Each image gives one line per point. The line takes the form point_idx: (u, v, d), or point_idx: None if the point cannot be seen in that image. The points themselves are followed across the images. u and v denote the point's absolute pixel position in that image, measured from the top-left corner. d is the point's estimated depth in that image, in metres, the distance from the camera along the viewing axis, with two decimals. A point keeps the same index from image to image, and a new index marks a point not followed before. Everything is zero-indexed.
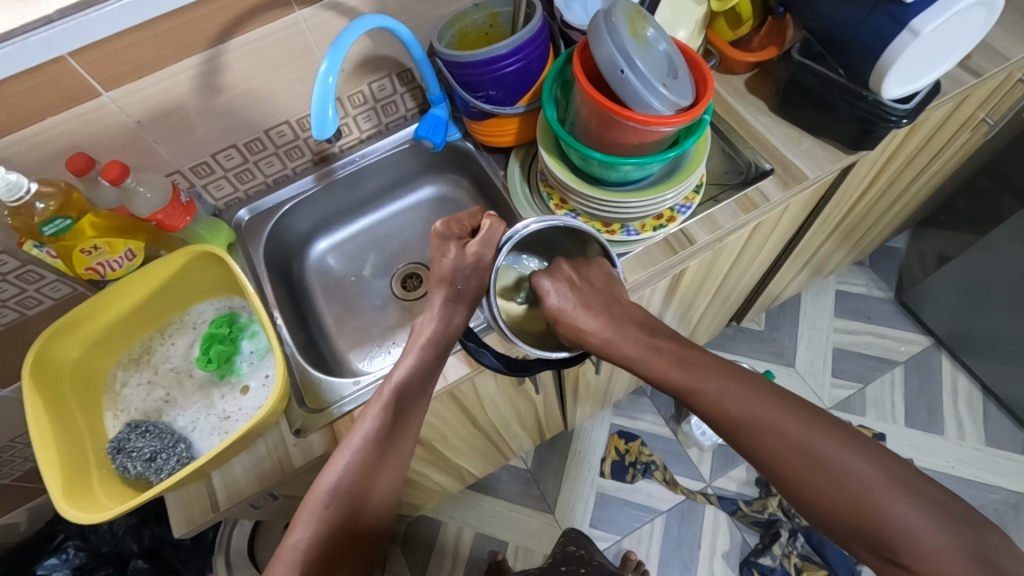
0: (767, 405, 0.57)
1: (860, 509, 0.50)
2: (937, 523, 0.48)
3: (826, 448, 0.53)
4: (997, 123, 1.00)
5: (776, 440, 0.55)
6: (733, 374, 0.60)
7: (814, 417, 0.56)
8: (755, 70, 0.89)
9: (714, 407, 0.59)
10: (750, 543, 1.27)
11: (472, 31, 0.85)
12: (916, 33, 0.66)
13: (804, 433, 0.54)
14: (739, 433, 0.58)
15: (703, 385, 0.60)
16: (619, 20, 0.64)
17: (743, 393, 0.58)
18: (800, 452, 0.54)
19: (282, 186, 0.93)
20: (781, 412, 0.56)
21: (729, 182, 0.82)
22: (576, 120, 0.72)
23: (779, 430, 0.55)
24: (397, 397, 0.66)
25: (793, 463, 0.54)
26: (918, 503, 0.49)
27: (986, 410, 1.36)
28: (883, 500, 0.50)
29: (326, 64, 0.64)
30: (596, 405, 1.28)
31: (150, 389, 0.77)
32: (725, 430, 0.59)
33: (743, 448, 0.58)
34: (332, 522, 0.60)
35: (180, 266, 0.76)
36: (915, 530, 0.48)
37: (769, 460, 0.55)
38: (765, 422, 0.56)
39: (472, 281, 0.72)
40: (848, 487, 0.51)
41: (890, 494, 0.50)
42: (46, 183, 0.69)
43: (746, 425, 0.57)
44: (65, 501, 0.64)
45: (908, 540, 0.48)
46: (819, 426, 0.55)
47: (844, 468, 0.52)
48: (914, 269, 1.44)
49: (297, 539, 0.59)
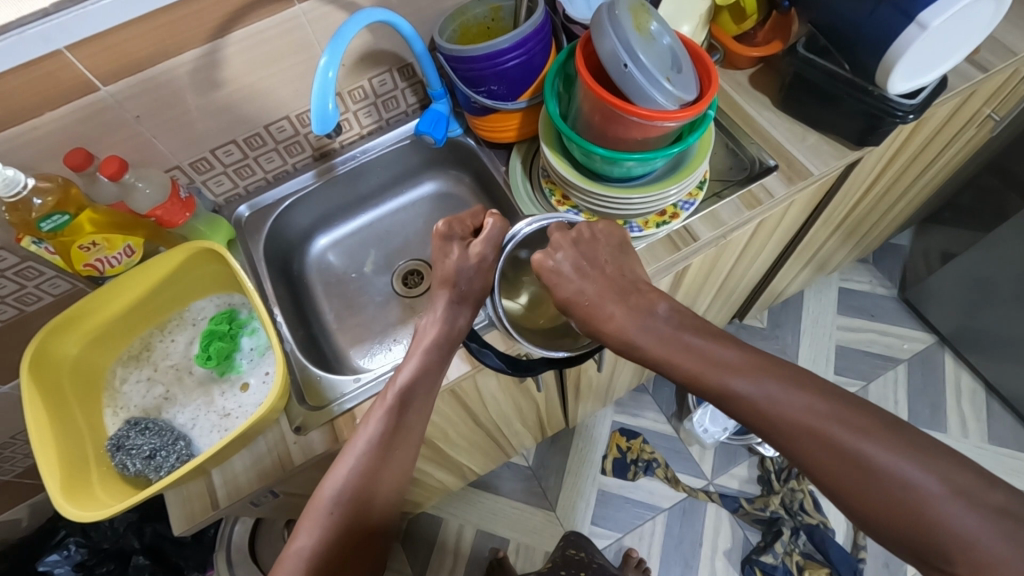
0: (805, 405, 0.53)
1: (913, 518, 0.47)
2: (1004, 534, 0.45)
3: (873, 453, 0.49)
4: (1003, 119, 0.99)
5: (817, 444, 0.52)
6: (774, 372, 0.56)
7: (859, 417, 0.52)
8: (759, 65, 0.88)
9: (751, 411, 0.55)
10: (753, 542, 1.27)
11: (474, 25, 0.84)
12: (923, 27, 0.65)
13: (850, 436, 0.51)
14: (773, 432, 0.54)
15: (735, 387, 0.56)
16: (622, 13, 0.63)
17: (782, 393, 0.54)
18: (844, 457, 0.50)
19: (282, 182, 0.93)
20: (822, 411, 0.52)
21: (733, 178, 0.82)
22: (578, 115, 0.71)
23: (821, 433, 0.52)
24: (401, 398, 0.65)
25: (837, 469, 0.51)
26: (979, 513, 0.46)
27: (989, 408, 1.36)
28: (939, 509, 0.46)
29: (325, 58, 0.63)
30: (598, 402, 1.28)
31: (149, 385, 0.77)
32: (756, 427, 0.56)
33: (782, 444, 0.54)
34: (335, 528, 0.59)
35: (180, 262, 0.75)
36: (977, 542, 0.45)
37: (810, 463, 0.52)
38: (805, 423, 0.52)
39: (475, 283, 0.70)
40: (898, 495, 0.48)
41: (949, 502, 0.46)
42: (44, 178, 0.69)
43: (784, 428, 0.53)
44: (63, 498, 0.64)
45: (968, 554, 0.45)
46: (866, 428, 0.51)
47: (894, 475, 0.48)
48: (917, 266, 1.43)
49: (300, 546, 0.58)
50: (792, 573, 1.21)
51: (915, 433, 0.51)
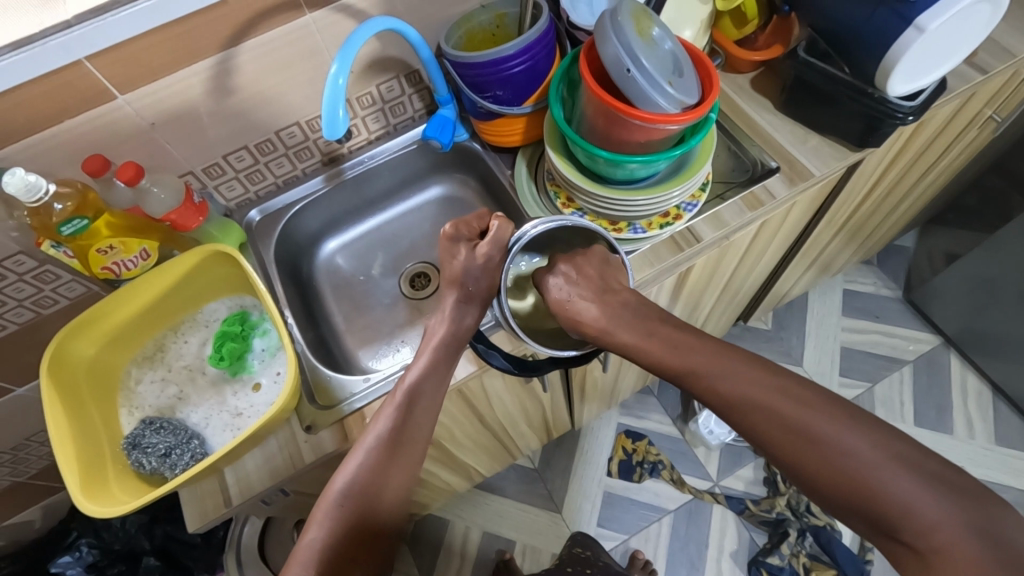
0: (759, 386, 0.58)
1: (858, 487, 0.52)
2: (940, 499, 0.50)
3: (822, 427, 0.54)
4: (1005, 119, 1.00)
5: (771, 420, 0.57)
6: (734, 355, 0.62)
7: (806, 396, 0.57)
8: (760, 69, 0.89)
9: (706, 387, 0.61)
10: (758, 543, 1.27)
11: (479, 32, 0.86)
12: (921, 30, 0.66)
13: (802, 412, 0.56)
14: (733, 412, 0.59)
15: (698, 368, 0.62)
16: (624, 19, 0.65)
17: (735, 374, 0.60)
18: (797, 433, 0.55)
19: (292, 186, 0.94)
20: (774, 394, 0.57)
21: (735, 180, 0.83)
22: (582, 119, 0.73)
23: (773, 406, 0.57)
24: (409, 398, 0.66)
25: (789, 443, 0.55)
26: (917, 480, 0.51)
27: (996, 409, 1.36)
28: (881, 478, 0.51)
29: (336, 65, 0.65)
30: (603, 404, 1.29)
31: (163, 385, 0.79)
32: (719, 409, 0.61)
33: (739, 425, 0.59)
34: (344, 520, 0.60)
35: (193, 265, 0.77)
36: (915, 507, 0.50)
37: (765, 440, 0.57)
38: (757, 403, 0.58)
39: (483, 282, 0.71)
40: (844, 465, 0.52)
41: (887, 470, 0.51)
42: (64, 183, 0.70)
43: (739, 407, 0.59)
44: (82, 496, 0.65)
45: (909, 517, 0.50)
46: (817, 406, 0.56)
47: (842, 447, 0.53)
48: (922, 266, 1.43)
49: (312, 539, 0.59)
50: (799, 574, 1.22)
51: (856, 411, 0.56)
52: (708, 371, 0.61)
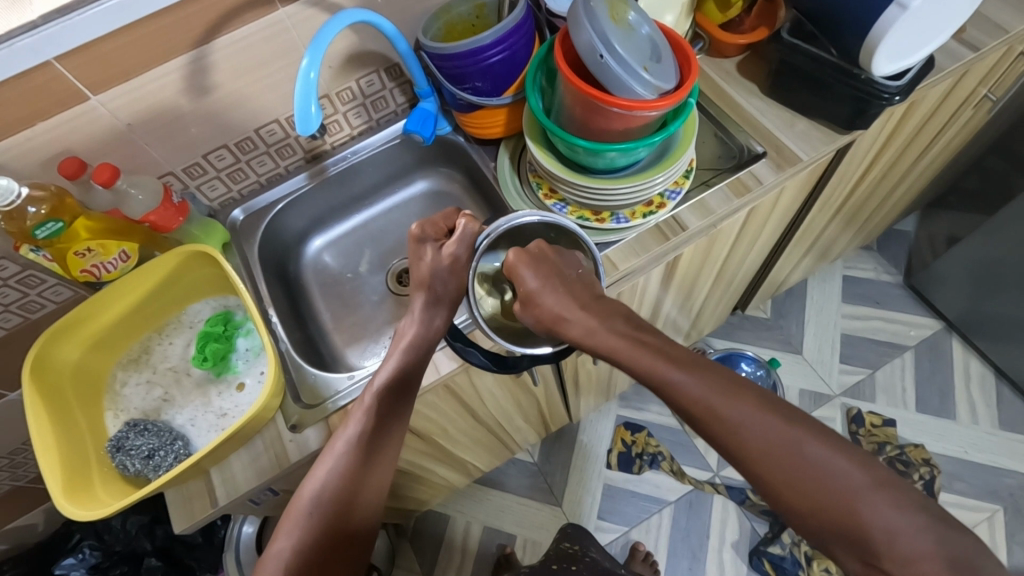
0: (747, 404, 0.56)
1: (841, 511, 0.51)
2: (919, 525, 0.50)
3: (809, 447, 0.53)
4: (1000, 98, 0.99)
5: (758, 437, 0.55)
6: (715, 372, 0.59)
7: (795, 414, 0.56)
8: (746, 52, 0.88)
9: (691, 402, 0.58)
10: (761, 532, 1.26)
11: (459, 23, 0.85)
12: (904, 7, 0.65)
13: (788, 432, 0.54)
14: (717, 427, 0.57)
15: (677, 383, 0.59)
16: (598, 4, 0.63)
17: (721, 391, 0.57)
18: (784, 453, 0.54)
19: (274, 185, 0.94)
20: (762, 412, 0.56)
21: (723, 167, 0.81)
22: (561, 108, 0.71)
23: (760, 425, 0.55)
24: (378, 403, 0.66)
25: (775, 462, 0.54)
26: (900, 506, 0.50)
27: (999, 393, 1.34)
28: (865, 500, 0.51)
29: (306, 59, 0.64)
30: (601, 396, 1.28)
31: (148, 388, 0.78)
32: (701, 423, 0.58)
33: (724, 443, 0.57)
34: (313, 531, 0.60)
35: (175, 266, 0.77)
36: (899, 533, 0.49)
37: (750, 455, 0.55)
38: (747, 420, 0.56)
39: (451, 284, 0.71)
40: (833, 488, 0.52)
41: (872, 496, 0.51)
42: (37, 187, 0.69)
43: (728, 424, 0.56)
44: (65, 499, 0.65)
45: (890, 543, 0.49)
46: (801, 425, 0.55)
47: (831, 471, 0.52)
48: (922, 250, 1.41)
49: (280, 548, 0.60)
50: (800, 563, 1.23)
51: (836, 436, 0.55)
52: (693, 389, 0.58)
